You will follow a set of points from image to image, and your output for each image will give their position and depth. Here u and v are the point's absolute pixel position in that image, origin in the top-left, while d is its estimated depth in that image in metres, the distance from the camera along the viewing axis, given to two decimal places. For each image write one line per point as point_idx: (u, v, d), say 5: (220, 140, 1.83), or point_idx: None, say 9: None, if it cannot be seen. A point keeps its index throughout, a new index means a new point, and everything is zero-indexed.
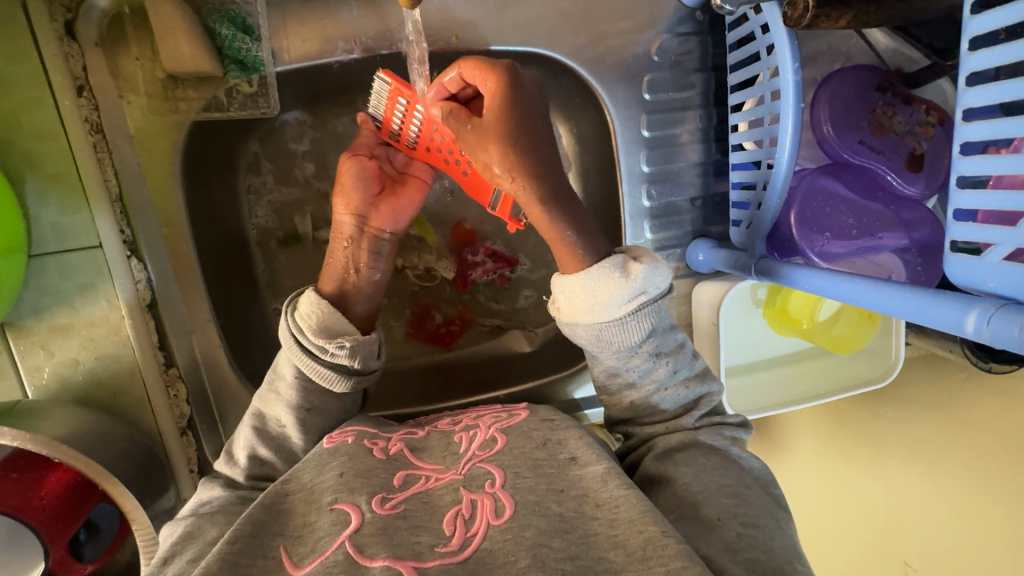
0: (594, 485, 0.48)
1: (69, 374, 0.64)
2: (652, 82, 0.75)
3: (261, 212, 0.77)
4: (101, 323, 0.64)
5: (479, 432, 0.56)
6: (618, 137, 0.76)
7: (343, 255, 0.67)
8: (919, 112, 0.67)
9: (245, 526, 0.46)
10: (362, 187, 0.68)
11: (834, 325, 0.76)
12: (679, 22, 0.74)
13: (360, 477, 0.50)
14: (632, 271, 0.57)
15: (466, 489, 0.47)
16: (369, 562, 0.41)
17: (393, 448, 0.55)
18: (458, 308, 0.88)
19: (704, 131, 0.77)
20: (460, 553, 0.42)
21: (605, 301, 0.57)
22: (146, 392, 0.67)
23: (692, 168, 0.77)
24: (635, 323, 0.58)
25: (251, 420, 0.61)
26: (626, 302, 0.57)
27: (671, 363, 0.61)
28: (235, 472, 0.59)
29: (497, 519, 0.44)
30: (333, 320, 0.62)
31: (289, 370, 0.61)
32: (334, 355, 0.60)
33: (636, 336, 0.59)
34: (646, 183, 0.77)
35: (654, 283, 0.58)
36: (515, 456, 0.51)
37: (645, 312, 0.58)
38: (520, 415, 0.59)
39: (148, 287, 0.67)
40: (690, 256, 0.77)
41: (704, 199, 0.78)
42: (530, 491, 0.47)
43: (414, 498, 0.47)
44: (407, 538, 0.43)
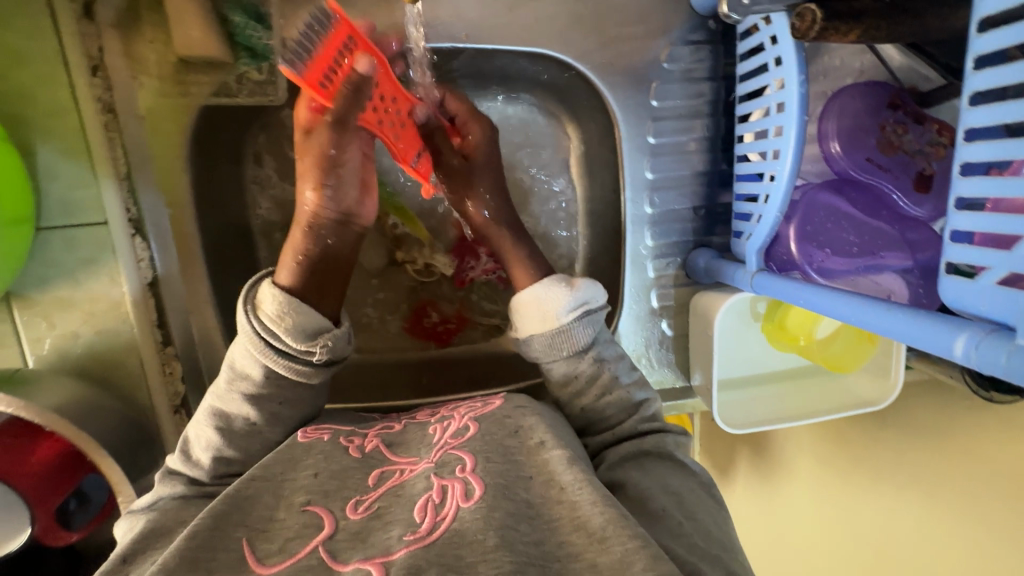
0: (560, 470, 0.48)
1: (69, 347, 0.66)
2: (661, 88, 0.75)
3: (264, 205, 0.78)
4: (102, 298, 0.66)
5: (453, 422, 0.56)
6: (623, 142, 0.75)
7: (324, 247, 0.64)
8: (930, 131, 0.65)
9: (205, 520, 0.46)
10: (343, 178, 0.64)
11: (832, 344, 0.75)
12: (691, 30, 0.74)
13: (334, 479, 0.50)
14: (577, 281, 0.65)
15: (438, 475, 0.47)
16: (341, 565, 0.41)
17: (369, 444, 0.55)
18: (455, 306, 0.90)
19: (711, 140, 0.76)
20: (427, 537, 0.42)
21: (553, 309, 0.64)
22: (141, 366, 0.68)
23: (696, 177, 0.77)
24: (579, 330, 0.63)
25: (212, 419, 0.60)
26: (572, 309, 0.63)
27: (614, 368, 0.64)
28: (197, 473, 0.58)
29: (468, 501, 0.44)
30: (304, 319, 0.60)
31: (257, 368, 0.59)
32: (317, 355, 0.60)
33: (583, 343, 0.63)
34: (650, 190, 0.77)
35: (594, 296, 0.65)
36: (486, 443, 0.51)
37: (590, 321, 0.63)
38: (493, 403, 0.59)
39: (149, 265, 0.68)
40: (689, 263, 0.77)
41: (707, 209, 0.78)
42: (499, 475, 0.47)
43: (387, 493, 0.48)
44: (379, 537, 0.43)
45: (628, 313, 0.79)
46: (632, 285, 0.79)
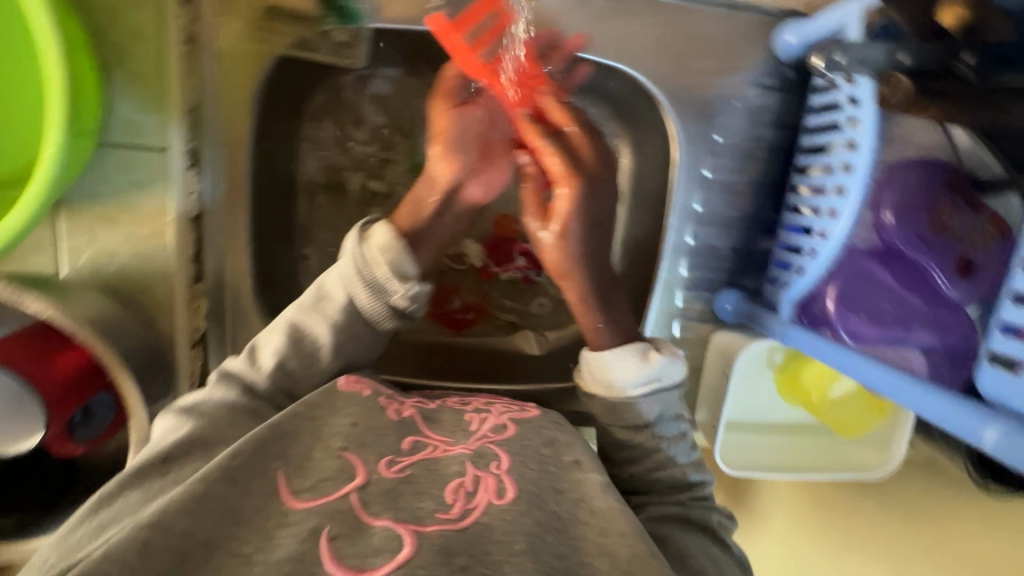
0: (593, 492, 0.49)
1: (105, 263, 0.67)
2: (725, 125, 0.75)
3: (310, 165, 0.77)
4: (146, 222, 0.67)
5: (490, 417, 0.58)
6: (679, 172, 0.75)
7: (430, 209, 0.66)
8: (984, 220, 0.65)
9: (248, 444, 0.47)
10: (464, 146, 0.66)
11: (842, 407, 0.75)
12: (766, 73, 0.74)
13: (372, 432, 0.51)
14: (654, 355, 0.62)
15: (472, 464, 0.48)
16: (372, 519, 0.42)
17: (407, 411, 0.56)
18: (477, 297, 0.95)
19: (762, 185, 0.77)
20: (457, 521, 0.43)
21: (623, 374, 0.61)
22: (171, 296, 0.69)
23: (739, 219, 0.78)
24: (645, 406, 0.61)
25: (286, 330, 0.63)
26: (642, 384, 0.61)
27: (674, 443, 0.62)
28: (256, 377, 0.60)
29: (500, 499, 0.46)
30: (400, 262, 0.63)
31: (341, 293, 0.62)
32: (397, 297, 0.62)
33: (646, 417, 0.61)
34: (694, 222, 0.77)
35: (669, 374, 0.62)
36: (522, 448, 0.52)
37: (656, 399, 0.61)
38: (532, 412, 0.60)
39: (196, 200, 0.68)
40: (717, 304, 0.79)
41: (743, 252, 0.79)
42: (531, 483, 0.48)
43: (420, 463, 0.48)
44: (410, 502, 0.44)
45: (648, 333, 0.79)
46: (657, 310, 0.79)
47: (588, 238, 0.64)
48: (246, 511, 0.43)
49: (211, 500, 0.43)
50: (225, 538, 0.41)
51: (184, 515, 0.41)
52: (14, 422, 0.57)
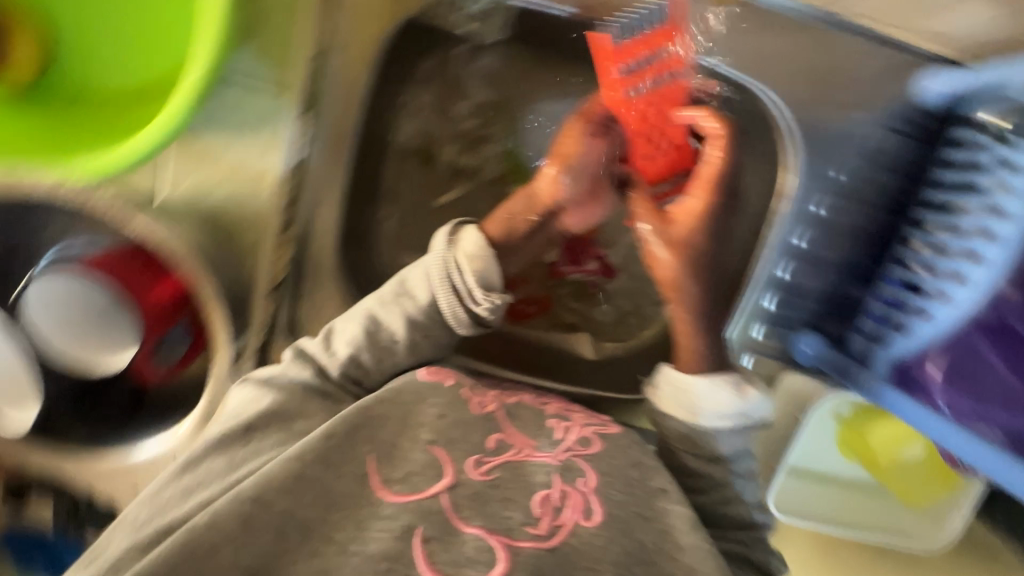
0: (678, 523, 0.54)
1: (202, 195, 0.68)
2: (843, 162, 0.72)
3: (406, 131, 0.73)
4: (251, 162, 0.68)
5: (573, 426, 0.61)
6: (787, 205, 0.73)
7: (528, 222, 0.69)
8: None
9: (339, 429, 0.55)
10: (586, 169, 0.69)
11: (906, 472, 0.74)
12: (898, 114, 0.70)
13: (459, 428, 0.58)
14: (750, 392, 0.62)
15: (560, 478, 0.53)
16: (464, 526, 0.49)
17: (491, 406, 0.61)
18: (543, 292, 0.93)
19: (865, 233, 0.73)
20: (547, 540, 0.49)
21: (711, 407, 0.61)
22: (260, 239, 0.70)
23: (833, 264, 0.75)
24: (725, 438, 0.61)
25: (365, 321, 0.66)
26: (728, 417, 0.61)
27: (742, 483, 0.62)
28: (330, 363, 0.65)
29: (587, 520, 0.51)
30: (487, 270, 0.65)
31: (424, 293, 0.65)
32: (481, 307, 0.64)
33: (722, 450, 0.61)
34: (786, 258, 0.75)
35: (755, 413, 0.62)
36: (609, 467, 0.57)
37: (738, 433, 0.62)
38: (615, 428, 0.63)
39: (303, 145, 0.68)
40: (796, 346, 0.75)
41: (831, 297, 0.75)
42: (619, 508, 0.53)
43: (508, 466, 0.55)
44: (500, 511, 0.51)
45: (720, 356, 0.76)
46: (732, 338, 0.77)
47: (701, 239, 0.66)
48: (337, 493, 0.52)
49: (307, 481, 0.52)
50: (323, 519, 0.50)
51: (284, 493, 0.50)
52: (110, 335, 0.66)
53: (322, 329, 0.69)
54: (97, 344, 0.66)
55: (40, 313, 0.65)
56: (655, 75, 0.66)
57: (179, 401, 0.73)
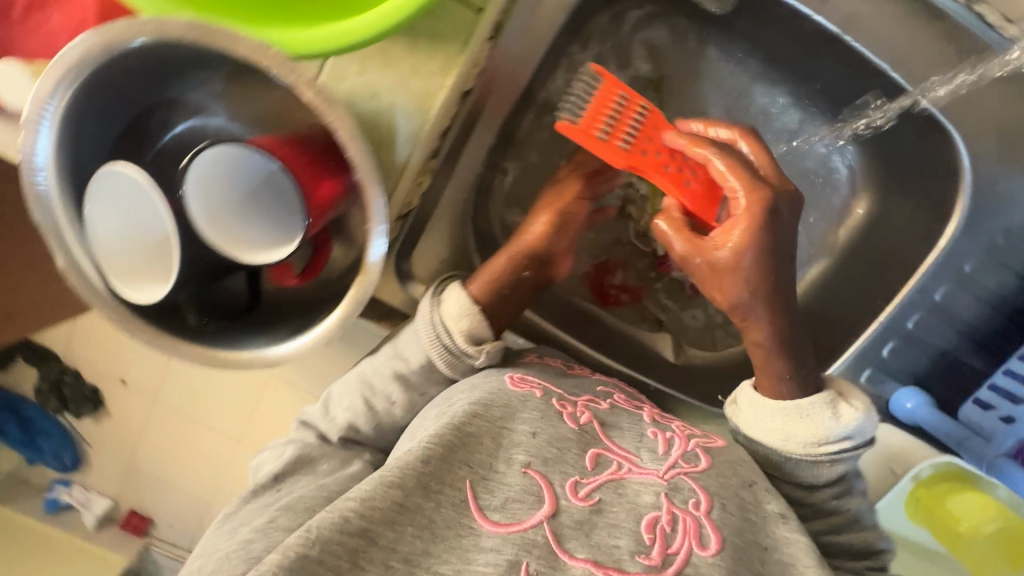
0: (801, 556, 0.49)
1: (364, 100, 0.60)
2: (1009, 229, 0.69)
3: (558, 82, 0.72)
4: (422, 79, 0.59)
5: (677, 438, 0.57)
6: (937, 258, 0.70)
7: (515, 277, 0.73)
8: None
9: (436, 447, 0.52)
10: (568, 233, 0.77)
11: (980, 547, 0.74)
12: None
13: (552, 447, 0.54)
14: (844, 410, 0.58)
15: (669, 499, 0.50)
16: (568, 556, 0.47)
17: (585, 418, 0.58)
18: (639, 282, 0.90)
19: (998, 298, 0.73)
20: (661, 570, 0.46)
21: (799, 433, 0.58)
22: (406, 162, 0.62)
23: (957, 325, 0.74)
24: (834, 461, 0.58)
25: (362, 388, 0.70)
26: (830, 439, 0.57)
27: (852, 506, 0.59)
28: (331, 430, 0.69)
29: (702, 548, 0.47)
30: (476, 326, 0.67)
31: (419, 356, 0.68)
32: (477, 359, 0.67)
33: (829, 473, 0.58)
34: (923, 310, 0.73)
35: (861, 432, 0.58)
36: (720, 486, 0.52)
37: (844, 456, 0.58)
38: (719, 442, 0.59)
39: (475, 74, 0.62)
40: (895, 401, 0.76)
41: (947, 356, 0.76)
42: (735, 533, 0.49)
43: (608, 487, 0.51)
44: (606, 539, 0.48)
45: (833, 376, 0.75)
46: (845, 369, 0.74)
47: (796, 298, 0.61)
48: (439, 523, 0.49)
49: (410, 511, 0.49)
50: (425, 552, 0.47)
51: (388, 523, 0.47)
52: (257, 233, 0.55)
53: (324, 395, 0.75)
54: (244, 236, 0.54)
55: (197, 187, 0.52)
56: (638, 124, 0.64)
57: (272, 323, 0.64)
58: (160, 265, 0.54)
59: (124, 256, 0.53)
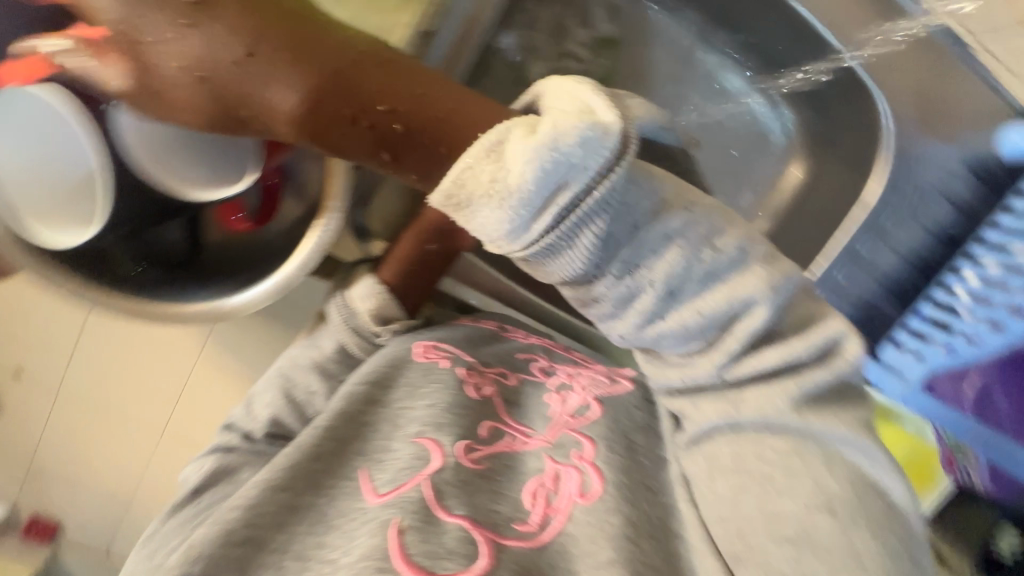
0: (680, 491, 0.48)
1: None
2: (926, 186, 0.76)
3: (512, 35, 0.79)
4: None
5: (576, 393, 0.59)
6: (863, 216, 0.77)
7: (421, 252, 0.70)
8: None
9: (326, 443, 0.53)
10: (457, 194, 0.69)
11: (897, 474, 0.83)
12: (982, 156, 0.75)
13: (448, 413, 0.55)
14: (509, 146, 0.38)
15: (551, 457, 0.51)
16: (443, 513, 0.45)
17: (487, 390, 0.59)
18: None
19: (918, 255, 0.79)
20: (538, 535, 0.46)
21: (487, 220, 0.39)
22: None
23: (877, 277, 0.80)
24: (580, 237, 0.41)
25: (279, 382, 0.65)
26: (541, 201, 0.39)
27: (651, 285, 0.44)
28: (255, 427, 0.62)
29: (584, 498, 0.47)
30: (386, 307, 0.68)
31: (331, 342, 0.67)
32: (382, 338, 0.68)
33: (587, 257, 0.42)
34: (844, 264, 0.80)
35: (561, 152, 0.37)
36: (609, 430, 0.53)
37: (582, 213, 0.40)
38: (621, 386, 0.62)
39: None
40: None
41: (870, 310, 0.82)
42: (622, 472, 0.49)
43: (497, 456, 0.52)
44: (486, 503, 0.47)
45: None
46: None
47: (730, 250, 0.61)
48: (334, 515, 0.48)
49: (302, 510, 0.48)
50: (319, 544, 0.46)
51: (278, 526, 0.47)
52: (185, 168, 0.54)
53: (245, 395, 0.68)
54: (178, 171, 0.54)
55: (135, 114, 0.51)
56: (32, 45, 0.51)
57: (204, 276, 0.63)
58: (82, 204, 0.52)
59: (37, 196, 0.50)
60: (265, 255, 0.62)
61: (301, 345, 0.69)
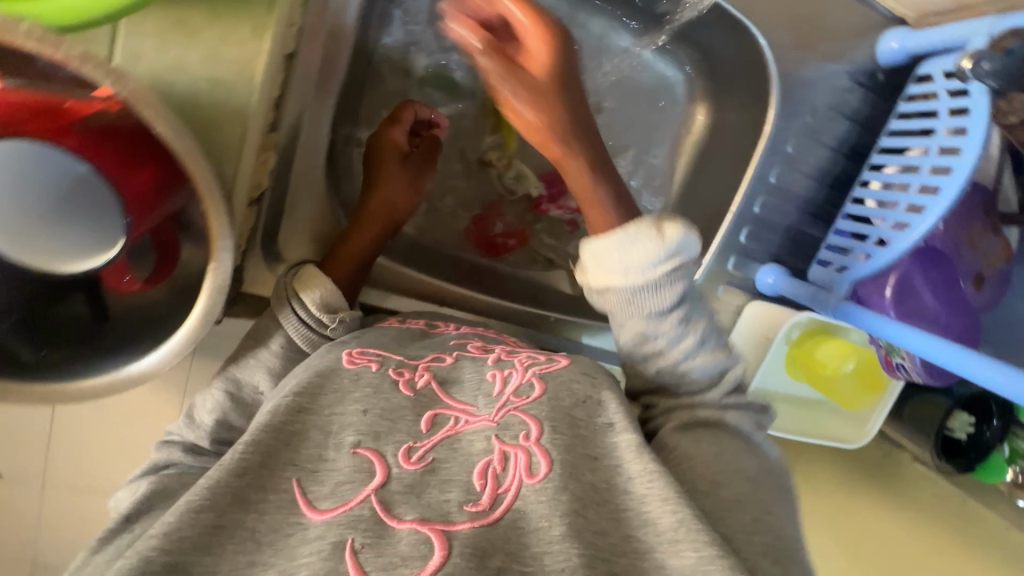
0: (626, 455, 0.51)
1: (171, 77, 0.55)
2: (816, 105, 0.78)
3: (393, 33, 0.79)
4: (235, 45, 0.55)
5: (514, 373, 0.57)
6: (764, 144, 0.79)
7: (373, 242, 0.73)
8: (997, 247, 0.76)
9: (251, 457, 0.49)
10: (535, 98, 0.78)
11: (844, 384, 0.88)
12: (861, 71, 0.78)
13: (384, 420, 0.53)
14: (667, 231, 0.54)
15: (499, 439, 0.50)
16: (396, 521, 0.44)
17: (421, 382, 0.58)
18: (521, 224, 0.90)
19: (825, 172, 0.82)
20: (489, 512, 0.46)
21: (635, 262, 0.53)
22: (240, 141, 0.58)
23: (793, 200, 0.82)
24: (666, 287, 0.54)
25: (224, 384, 0.66)
26: (661, 262, 0.53)
27: (696, 334, 0.58)
28: (199, 437, 0.62)
29: (531, 478, 0.48)
30: (330, 295, 0.68)
31: (277, 339, 0.67)
32: (332, 329, 0.67)
33: (666, 300, 0.55)
34: (763, 193, 0.81)
35: (687, 247, 0.55)
36: (553, 409, 0.53)
37: (679, 276, 0.55)
38: (560, 362, 0.60)
39: (294, 34, 0.59)
40: (759, 275, 0.84)
41: (794, 233, 0.84)
42: (566, 451, 0.50)
43: (443, 444, 0.51)
44: (436, 497, 0.46)
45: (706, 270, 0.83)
46: (711, 260, 0.83)
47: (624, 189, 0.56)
48: (264, 531, 0.45)
49: (228, 530, 0.45)
50: (250, 563, 0.43)
51: (203, 549, 0.43)
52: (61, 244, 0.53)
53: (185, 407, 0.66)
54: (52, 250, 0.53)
55: None
56: None
57: (115, 340, 0.60)
58: None
59: None
60: (170, 309, 0.59)
61: (237, 355, 0.68)
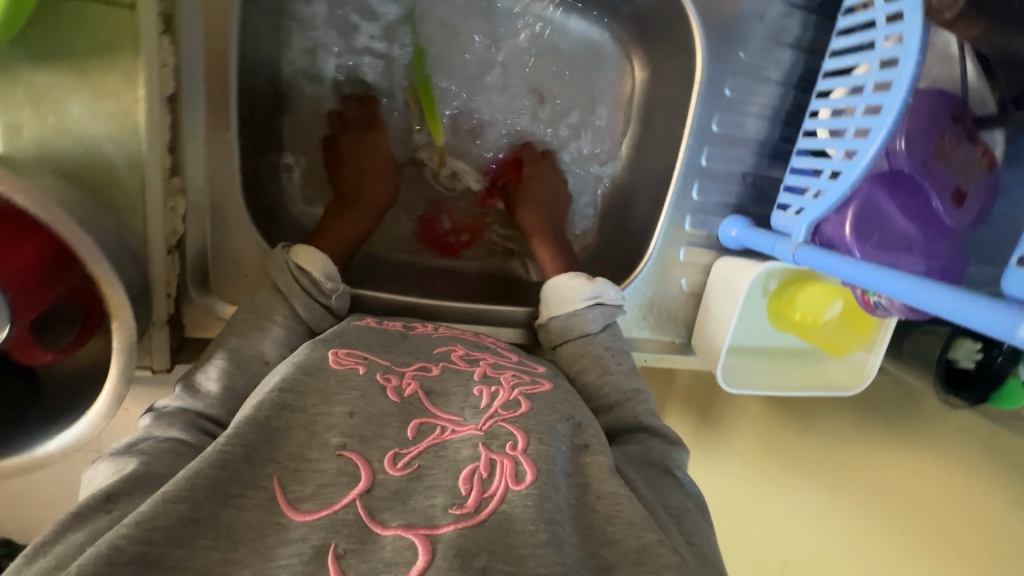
0: (603, 476, 0.49)
1: (57, 143, 0.55)
2: (749, 39, 0.72)
3: (295, 51, 0.78)
4: (111, 99, 0.54)
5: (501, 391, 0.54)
6: (699, 91, 0.74)
7: (363, 218, 0.77)
8: (976, 152, 0.67)
9: (233, 450, 0.43)
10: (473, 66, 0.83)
11: (830, 328, 0.81)
12: None
13: (371, 424, 0.49)
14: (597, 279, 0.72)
15: (486, 447, 0.47)
16: (380, 528, 0.41)
17: (408, 390, 0.53)
18: (471, 218, 0.88)
19: (775, 109, 0.76)
20: (476, 515, 0.42)
21: (569, 295, 0.70)
22: (142, 193, 0.58)
23: (748, 144, 0.77)
24: (589, 315, 0.69)
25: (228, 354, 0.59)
26: (586, 298, 0.70)
27: (620, 358, 0.68)
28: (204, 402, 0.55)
29: (518, 484, 0.45)
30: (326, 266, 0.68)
31: (282, 304, 0.64)
32: (335, 298, 0.67)
33: (592, 325, 0.69)
34: (709, 143, 0.76)
35: (607, 292, 0.70)
36: (540, 422, 0.51)
37: (604, 311, 0.70)
38: (544, 386, 0.57)
39: (171, 75, 0.59)
40: (721, 229, 0.78)
41: (754, 179, 0.78)
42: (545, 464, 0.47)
43: (428, 452, 0.47)
44: (421, 503, 0.43)
45: (662, 237, 0.78)
46: (668, 226, 0.77)
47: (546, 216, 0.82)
48: (241, 528, 0.40)
49: (204, 522, 0.40)
50: (223, 561, 0.38)
51: (175, 540, 0.38)
52: None
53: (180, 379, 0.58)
54: None
55: None
56: None
57: (59, 409, 0.61)
58: None
59: None
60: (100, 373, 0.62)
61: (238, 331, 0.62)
